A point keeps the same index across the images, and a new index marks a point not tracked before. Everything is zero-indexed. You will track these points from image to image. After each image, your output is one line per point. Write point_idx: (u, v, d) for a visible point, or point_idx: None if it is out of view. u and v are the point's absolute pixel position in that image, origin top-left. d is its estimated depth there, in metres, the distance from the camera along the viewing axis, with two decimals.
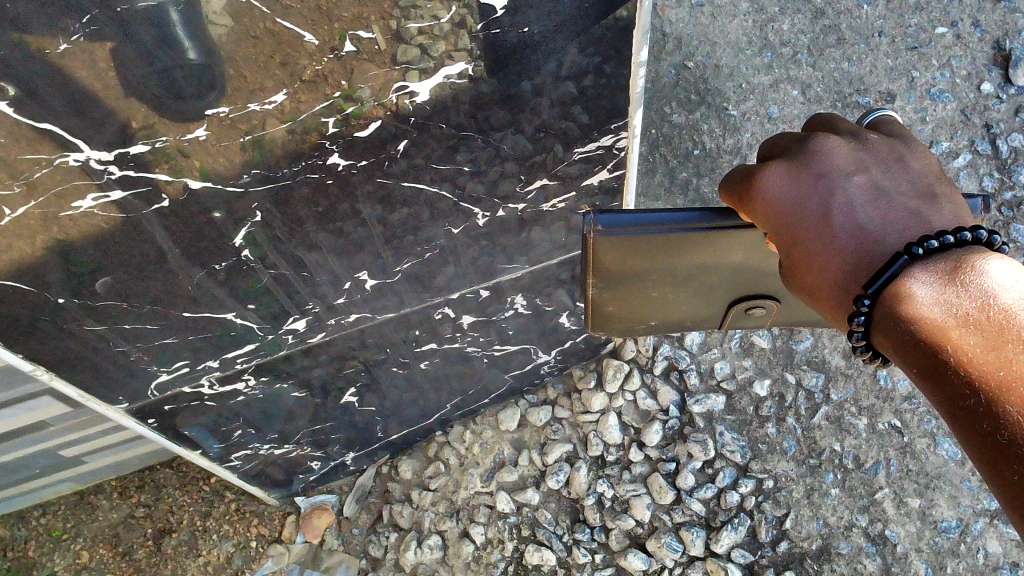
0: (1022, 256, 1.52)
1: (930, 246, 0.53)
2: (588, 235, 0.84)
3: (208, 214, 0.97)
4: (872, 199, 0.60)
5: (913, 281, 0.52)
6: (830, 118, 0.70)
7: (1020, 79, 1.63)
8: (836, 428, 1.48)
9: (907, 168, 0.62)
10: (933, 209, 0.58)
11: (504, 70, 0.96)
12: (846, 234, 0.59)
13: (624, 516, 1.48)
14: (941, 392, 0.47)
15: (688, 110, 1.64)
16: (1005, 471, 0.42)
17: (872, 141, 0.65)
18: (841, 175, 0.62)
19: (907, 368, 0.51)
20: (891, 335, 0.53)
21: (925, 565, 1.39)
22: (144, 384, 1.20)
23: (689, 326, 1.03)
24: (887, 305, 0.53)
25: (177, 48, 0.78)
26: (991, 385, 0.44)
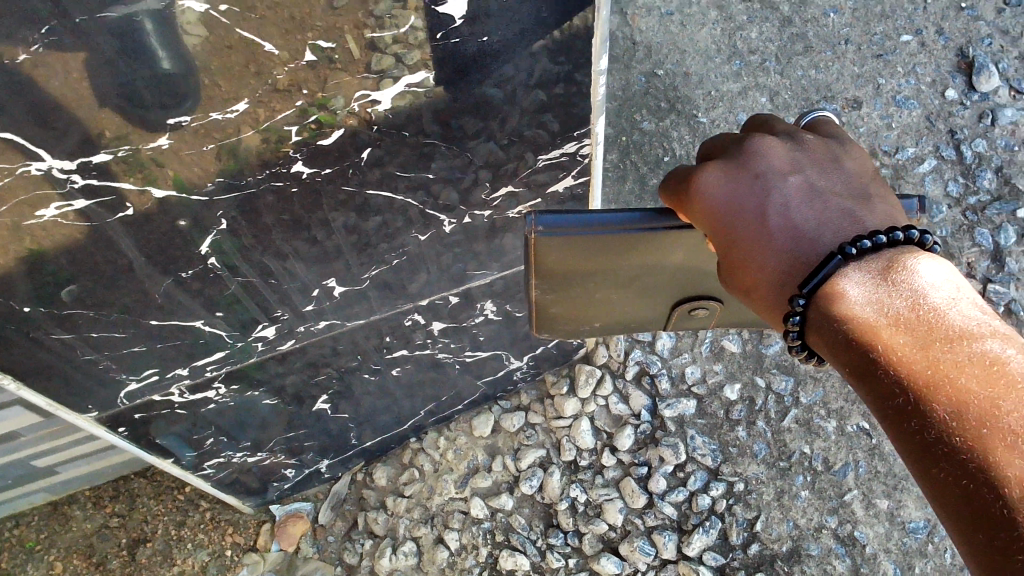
0: (986, 260, 1.55)
1: (862, 246, 0.61)
2: (530, 235, 0.87)
3: (173, 222, 0.97)
4: (805, 199, 0.67)
5: (846, 284, 0.60)
6: (768, 119, 0.77)
7: (983, 86, 1.65)
8: (805, 430, 1.50)
9: (840, 169, 0.69)
10: (864, 208, 0.66)
11: (466, 79, 0.97)
12: (782, 233, 0.66)
13: (596, 521, 1.50)
14: (874, 389, 0.54)
15: (657, 117, 1.65)
16: (931, 466, 0.49)
17: (807, 143, 0.72)
18: (776, 176, 0.69)
19: (842, 366, 0.57)
20: (826, 333, 0.60)
21: (893, 565, 1.41)
22: (113, 393, 1.20)
23: (635, 327, 1.08)
24: (821, 305, 0.60)
25: (151, 59, 0.79)
26: (919, 384, 0.51)
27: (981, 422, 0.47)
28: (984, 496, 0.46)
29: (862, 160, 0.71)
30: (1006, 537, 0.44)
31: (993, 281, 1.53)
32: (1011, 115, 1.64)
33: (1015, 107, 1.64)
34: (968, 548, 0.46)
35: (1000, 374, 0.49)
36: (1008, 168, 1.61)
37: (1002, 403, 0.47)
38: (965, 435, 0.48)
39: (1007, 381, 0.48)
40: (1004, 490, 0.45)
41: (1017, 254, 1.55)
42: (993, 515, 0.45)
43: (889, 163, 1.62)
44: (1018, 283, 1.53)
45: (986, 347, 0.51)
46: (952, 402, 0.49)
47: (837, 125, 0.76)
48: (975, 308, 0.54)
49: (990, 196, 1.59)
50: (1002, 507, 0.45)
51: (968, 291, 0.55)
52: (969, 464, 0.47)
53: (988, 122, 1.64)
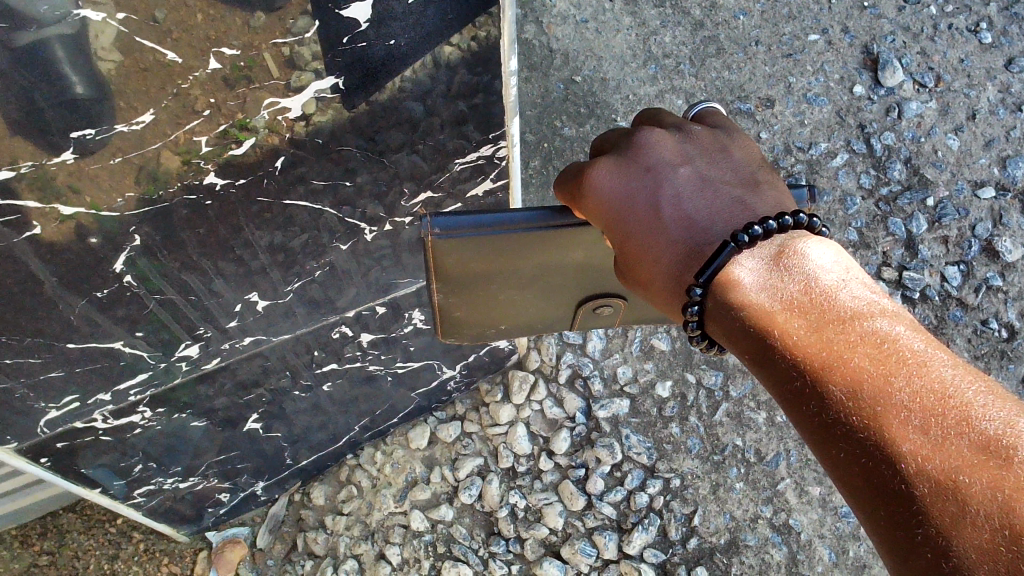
0: (899, 249, 1.60)
1: (753, 233, 0.64)
2: (428, 239, 0.87)
3: (83, 240, 0.95)
4: (695, 189, 0.70)
5: (741, 274, 0.63)
6: (657, 113, 0.80)
7: (889, 81, 1.71)
8: (736, 423, 1.54)
9: (729, 159, 0.73)
10: (755, 197, 0.70)
11: (376, 84, 0.97)
12: (675, 224, 0.69)
13: (537, 525, 1.50)
14: (774, 375, 0.57)
15: (578, 123, 1.67)
16: (832, 446, 0.51)
17: (693, 134, 0.75)
18: (665, 168, 0.72)
19: (742, 355, 0.60)
20: (725, 324, 0.62)
21: (828, 550, 1.45)
22: (32, 422, 1.16)
23: (539, 328, 1.12)
24: (718, 294, 0.63)
25: (65, 84, 0.78)
26: (814, 368, 0.54)
27: (875, 400, 0.50)
28: (882, 471, 0.48)
29: (747, 148, 0.74)
30: (905, 510, 0.47)
31: (908, 269, 1.59)
32: (916, 108, 1.70)
33: (920, 100, 1.71)
34: (871, 523, 0.49)
35: (889, 354, 0.52)
36: (916, 158, 1.66)
37: (893, 380, 0.51)
38: (860, 414, 0.50)
39: (896, 359, 0.52)
40: (900, 463, 0.48)
41: (929, 241, 1.60)
42: (891, 488, 0.48)
43: (804, 158, 1.67)
44: (931, 269, 1.59)
45: (874, 329, 0.54)
46: (846, 382, 0.52)
47: (722, 115, 0.80)
48: (862, 293, 0.58)
49: (901, 186, 1.65)
50: (899, 480, 0.47)
51: (854, 275, 0.60)
52: (866, 441, 0.49)
53: (895, 115, 1.69)
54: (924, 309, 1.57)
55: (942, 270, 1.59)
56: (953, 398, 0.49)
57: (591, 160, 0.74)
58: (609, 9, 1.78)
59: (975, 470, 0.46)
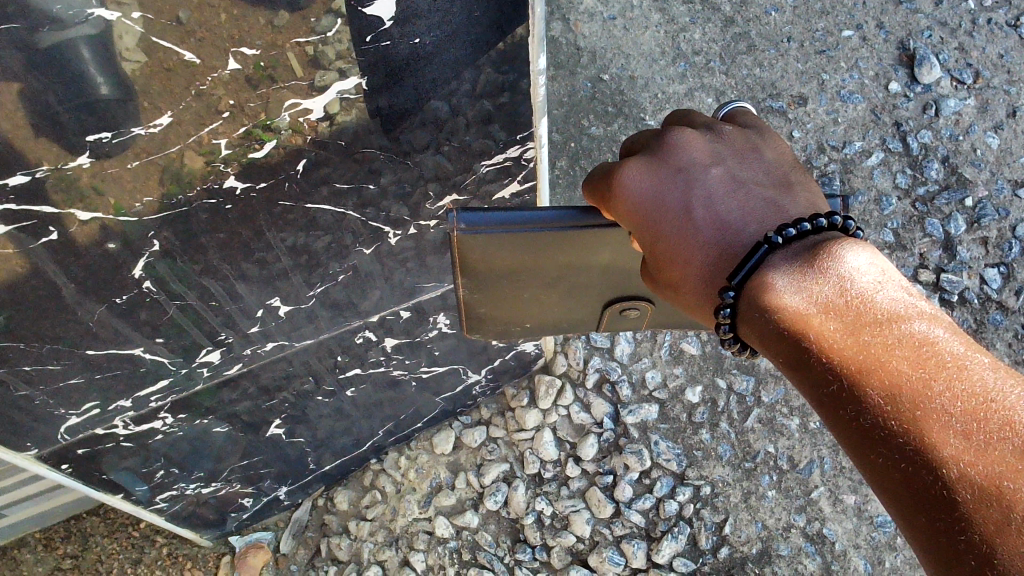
0: (937, 250, 1.56)
1: (788, 234, 0.60)
2: (453, 234, 0.84)
3: (101, 245, 0.93)
4: (727, 190, 0.66)
5: (774, 276, 0.58)
6: (686, 114, 0.76)
7: (925, 77, 1.67)
8: (769, 430, 1.50)
9: (761, 158, 0.69)
10: (787, 197, 0.66)
11: (401, 84, 0.94)
12: (707, 226, 0.65)
13: (564, 533, 1.47)
14: (807, 378, 0.52)
15: (605, 122, 1.64)
16: (870, 451, 0.47)
17: (725, 133, 0.72)
18: (697, 169, 0.68)
19: (774, 357, 0.56)
20: (756, 324, 0.58)
21: (864, 561, 1.41)
22: (52, 428, 1.15)
23: (566, 328, 1.09)
24: (752, 296, 0.58)
25: (88, 87, 0.77)
26: (851, 371, 0.49)
27: (913, 404, 0.46)
28: (922, 477, 0.44)
29: (780, 147, 0.71)
30: (946, 517, 0.43)
31: (946, 271, 1.54)
32: (954, 105, 1.65)
33: (958, 97, 1.66)
34: (911, 530, 0.45)
35: (929, 356, 0.47)
36: (954, 157, 1.62)
37: (933, 384, 0.46)
38: (899, 419, 0.46)
39: (937, 362, 0.47)
40: (942, 469, 0.43)
41: (968, 242, 1.56)
42: (933, 495, 0.43)
43: (837, 157, 1.62)
44: (970, 271, 1.54)
45: (912, 330, 0.49)
46: (884, 385, 0.47)
47: (754, 114, 0.76)
48: (900, 291, 0.53)
49: (938, 185, 1.60)
50: (941, 486, 0.43)
51: (892, 275, 0.54)
52: (906, 446, 0.45)
53: (932, 113, 1.65)
54: (963, 312, 1.52)
55: (982, 272, 1.54)
56: (997, 401, 0.44)
57: (621, 161, 0.71)
58: (638, 5, 1.74)
59: (1021, 476, 0.41)
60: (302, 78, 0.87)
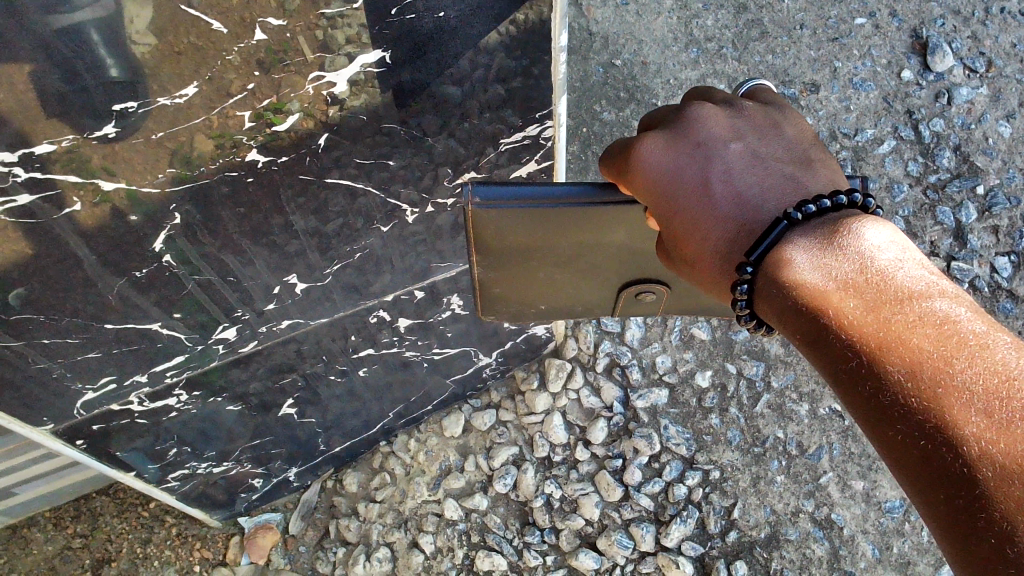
0: (948, 239, 1.56)
1: (808, 211, 0.58)
2: (468, 208, 0.84)
3: (123, 218, 0.94)
4: (746, 166, 0.65)
5: (793, 251, 0.57)
6: (707, 90, 0.75)
7: (938, 65, 1.67)
8: (778, 415, 1.51)
9: (780, 135, 0.68)
10: (807, 174, 0.64)
11: (423, 58, 0.94)
12: (725, 202, 0.64)
13: (573, 516, 1.48)
14: (825, 354, 0.51)
15: (617, 107, 1.65)
16: (888, 428, 0.46)
17: (745, 109, 0.70)
18: (716, 145, 0.67)
19: (791, 334, 0.54)
20: (773, 302, 0.57)
21: (872, 546, 1.42)
22: (68, 403, 1.16)
23: (581, 313, 1.09)
24: (770, 274, 0.57)
25: (101, 67, 0.78)
26: (871, 347, 0.48)
27: (934, 381, 0.45)
28: (942, 454, 0.43)
29: (801, 124, 0.69)
30: (966, 494, 0.42)
31: (957, 259, 1.55)
32: (967, 93, 1.66)
33: (970, 85, 1.66)
34: (928, 506, 0.44)
35: (951, 333, 0.46)
36: (965, 145, 1.62)
37: (954, 361, 0.45)
38: (920, 396, 0.45)
39: (959, 339, 0.45)
40: (962, 447, 0.42)
41: (979, 230, 1.56)
42: (953, 473, 0.43)
43: (849, 145, 1.63)
44: (981, 259, 1.55)
45: (933, 306, 0.48)
46: (904, 362, 0.46)
47: (775, 92, 0.74)
48: (921, 269, 0.51)
49: (950, 174, 1.60)
50: (962, 464, 0.42)
51: (911, 252, 0.53)
52: (926, 424, 0.44)
53: (944, 102, 1.65)
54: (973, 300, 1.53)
55: (992, 260, 1.55)
56: (1019, 378, 0.43)
57: (639, 137, 0.70)
58: None
59: None
60: (316, 57, 0.88)
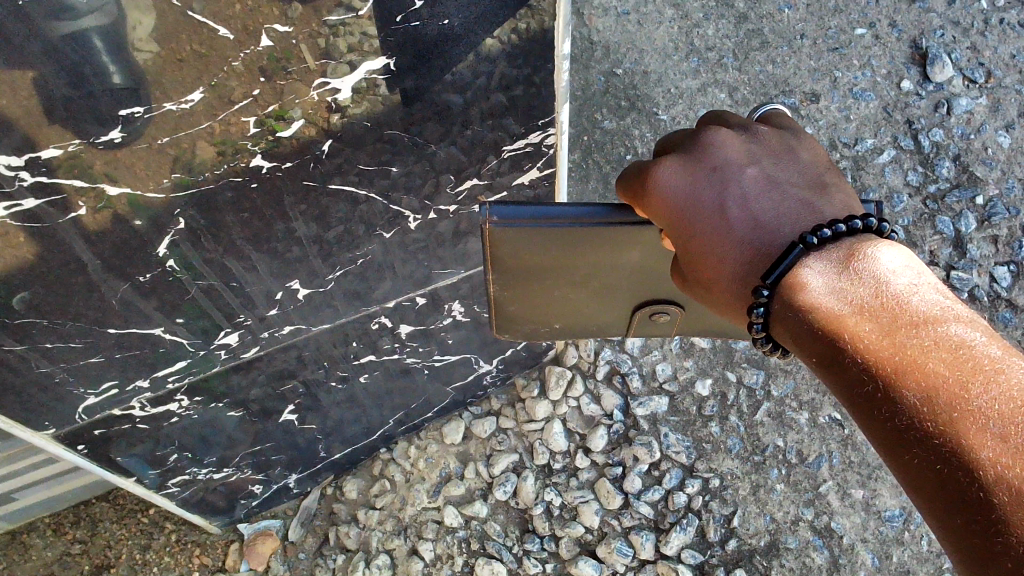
0: (947, 248, 1.57)
1: (823, 236, 0.59)
2: (485, 226, 0.84)
3: (128, 223, 0.94)
4: (763, 190, 0.65)
5: (808, 274, 0.57)
6: (721, 113, 0.75)
7: (938, 76, 1.68)
8: (778, 424, 1.51)
9: (796, 160, 0.68)
10: (823, 198, 0.65)
11: (426, 66, 0.94)
12: (742, 225, 0.64)
13: (573, 524, 1.48)
14: (842, 379, 0.51)
15: (618, 116, 1.65)
16: (904, 452, 0.46)
17: (761, 133, 0.70)
18: (733, 168, 0.67)
19: (807, 358, 0.55)
20: (789, 325, 0.57)
21: (871, 555, 1.42)
22: (70, 408, 1.16)
23: (594, 332, 1.09)
24: (785, 296, 0.58)
25: (104, 75, 0.78)
26: (887, 372, 0.48)
27: (951, 406, 0.45)
28: (958, 479, 0.43)
29: (816, 149, 0.70)
30: (982, 518, 0.42)
31: (956, 268, 1.55)
32: (966, 104, 1.66)
33: (970, 96, 1.67)
34: (944, 530, 0.44)
35: (966, 358, 0.46)
36: (965, 156, 1.63)
37: (971, 386, 0.45)
38: (936, 421, 0.45)
39: (975, 364, 0.46)
40: (979, 471, 0.43)
41: (978, 240, 1.57)
42: (969, 497, 0.43)
43: (849, 154, 1.63)
44: (980, 268, 1.55)
45: (950, 332, 0.48)
46: (920, 386, 0.46)
47: (790, 115, 0.75)
48: (937, 295, 0.52)
49: (949, 184, 1.61)
50: (978, 488, 0.43)
51: (926, 277, 0.53)
52: (943, 448, 0.44)
53: (944, 112, 1.66)
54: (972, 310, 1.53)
55: (991, 270, 1.55)
56: None
57: (654, 159, 0.70)
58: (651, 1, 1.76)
59: None
60: (318, 64, 0.88)
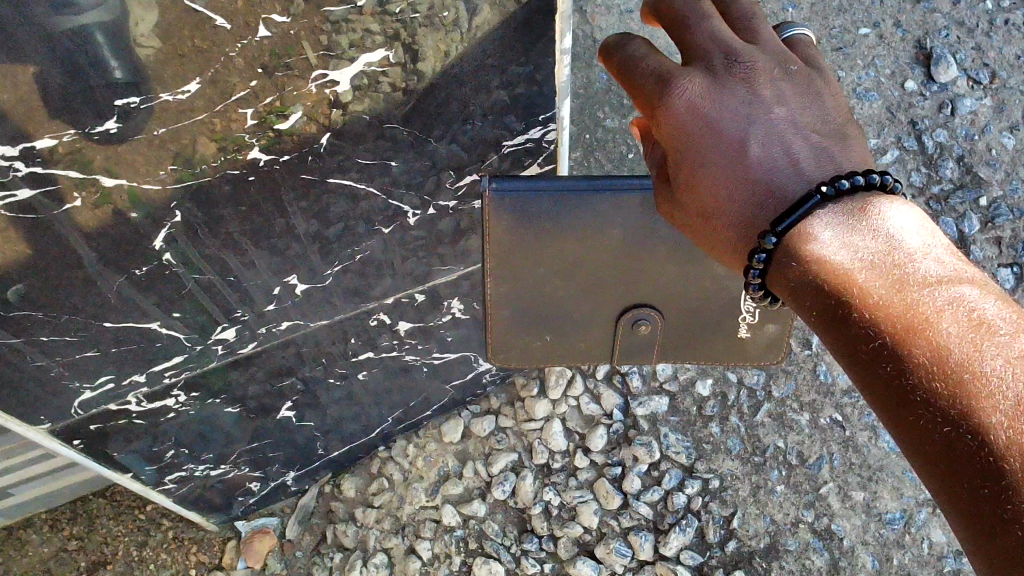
0: None
1: (841, 187, 0.61)
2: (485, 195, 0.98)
3: (124, 215, 0.93)
4: (785, 133, 0.68)
5: (825, 231, 0.60)
6: (752, 14, 0.75)
7: (942, 76, 1.67)
8: (778, 425, 1.50)
9: (818, 104, 0.71)
10: (838, 150, 0.68)
11: (426, 59, 0.93)
12: (758, 166, 0.68)
13: (571, 524, 1.47)
14: (849, 332, 0.54)
15: (620, 115, 1.65)
16: (904, 405, 0.49)
17: (790, 63, 0.72)
18: (760, 102, 0.69)
19: (813, 310, 0.58)
20: (799, 277, 0.60)
21: (872, 558, 1.41)
22: (66, 402, 1.15)
23: (580, 357, 1.13)
24: (799, 249, 0.60)
25: (104, 68, 0.78)
26: (898, 330, 0.51)
27: (956, 366, 0.48)
28: (955, 431, 0.46)
29: (835, 95, 0.72)
30: (976, 466, 0.45)
31: None
32: (971, 104, 1.66)
33: (974, 97, 1.67)
34: (936, 479, 0.47)
35: (974, 322, 0.50)
36: (969, 156, 1.63)
37: (976, 348, 0.48)
38: (944, 381, 0.48)
39: (982, 329, 0.49)
40: (977, 423, 0.46)
41: (981, 241, 1.59)
42: (966, 449, 0.46)
43: None
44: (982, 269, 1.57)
45: (959, 296, 0.51)
46: (929, 345, 0.49)
47: (816, 47, 0.76)
48: (945, 261, 0.55)
49: (953, 184, 1.62)
50: (976, 439, 0.46)
51: (936, 243, 0.57)
52: (945, 404, 0.47)
53: (948, 112, 1.66)
54: None
55: (992, 271, 1.57)
56: None
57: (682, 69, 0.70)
58: None
59: None
60: (318, 58, 0.88)
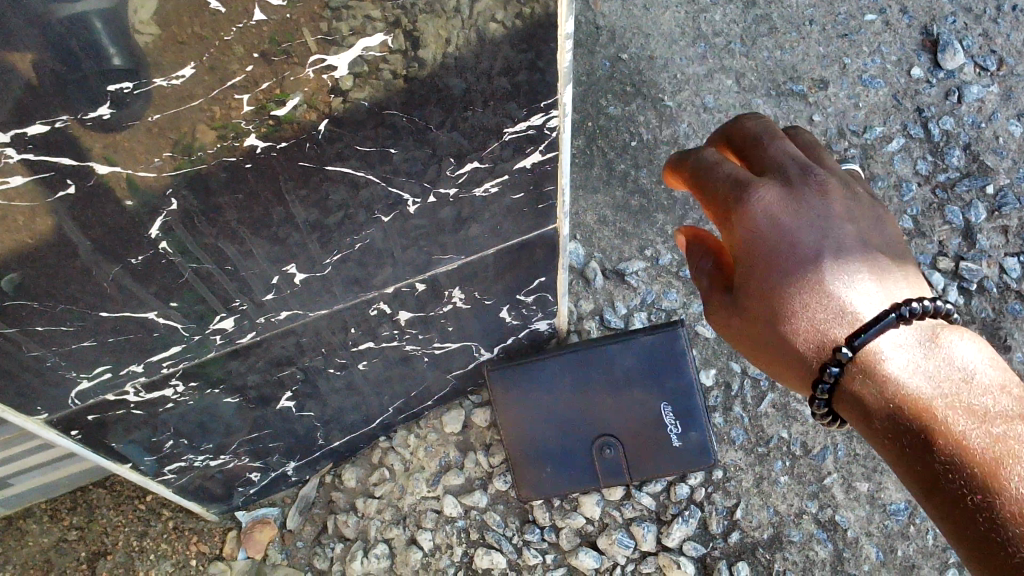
0: (955, 238, 1.57)
1: (911, 311, 0.80)
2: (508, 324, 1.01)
3: (119, 203, 0.92)
4: (851, 247, 0.87)
5: (891, 360, 0.79)
6: (805, 136, 0.95)
7: (948, 63, 1.66)
8: (782, 415, 1.50)
9: (880, 228, 0.90)
10: (902, 278, 0.87)
11: (426, 45, 0.91)
12: (834, 282, 0.85)
13: (574, 514, 1.49)
14: (926, 458, 0.73)
15: (623, 102, 1.68)
16: (977, 531, 0.68)
17: (858, 194, 0.90)
18: (834, 222, 0.87)
19: (904, 439, 0.75)
20: (877, 399, 0.79)
21: (875, 549, 1.42)
22: (63, 393, 1.14)
23: None
24: (873, 372, 0.79)
25: (102, 55, 0.77)
26: (985, 474, 0.69)
27: None
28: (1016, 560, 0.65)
29: (893, 227, 0.91)
30: None
31: (965, 259, 1.55)
32: (977, 91, 1.65)
33: (981, 84, 1.65)
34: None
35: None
36: (976, 144, 1.62)
37: None
38: None
39: None
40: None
41: (988, 231, 1.56)
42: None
43: (858, 142, 1.63)
44: (989, 260, 1.55)
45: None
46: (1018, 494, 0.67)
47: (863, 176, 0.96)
48: (1009, 398, 0.73)
49: (959, 173, 1.60)
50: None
51: (997, 379, 0.75)
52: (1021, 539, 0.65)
53: (954, 100, 1.64)
54: (981, 301, 1.53)
55: (1000, 261, 1.55)
56: None
57: (761, 181, 0.88)
58: None
59: None
60: (317, 43, 0.86)
